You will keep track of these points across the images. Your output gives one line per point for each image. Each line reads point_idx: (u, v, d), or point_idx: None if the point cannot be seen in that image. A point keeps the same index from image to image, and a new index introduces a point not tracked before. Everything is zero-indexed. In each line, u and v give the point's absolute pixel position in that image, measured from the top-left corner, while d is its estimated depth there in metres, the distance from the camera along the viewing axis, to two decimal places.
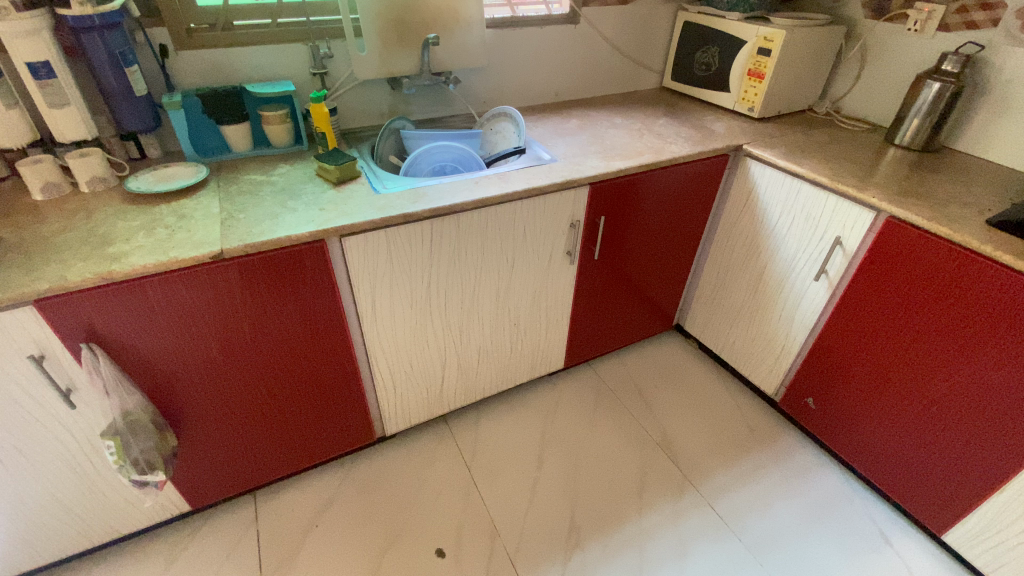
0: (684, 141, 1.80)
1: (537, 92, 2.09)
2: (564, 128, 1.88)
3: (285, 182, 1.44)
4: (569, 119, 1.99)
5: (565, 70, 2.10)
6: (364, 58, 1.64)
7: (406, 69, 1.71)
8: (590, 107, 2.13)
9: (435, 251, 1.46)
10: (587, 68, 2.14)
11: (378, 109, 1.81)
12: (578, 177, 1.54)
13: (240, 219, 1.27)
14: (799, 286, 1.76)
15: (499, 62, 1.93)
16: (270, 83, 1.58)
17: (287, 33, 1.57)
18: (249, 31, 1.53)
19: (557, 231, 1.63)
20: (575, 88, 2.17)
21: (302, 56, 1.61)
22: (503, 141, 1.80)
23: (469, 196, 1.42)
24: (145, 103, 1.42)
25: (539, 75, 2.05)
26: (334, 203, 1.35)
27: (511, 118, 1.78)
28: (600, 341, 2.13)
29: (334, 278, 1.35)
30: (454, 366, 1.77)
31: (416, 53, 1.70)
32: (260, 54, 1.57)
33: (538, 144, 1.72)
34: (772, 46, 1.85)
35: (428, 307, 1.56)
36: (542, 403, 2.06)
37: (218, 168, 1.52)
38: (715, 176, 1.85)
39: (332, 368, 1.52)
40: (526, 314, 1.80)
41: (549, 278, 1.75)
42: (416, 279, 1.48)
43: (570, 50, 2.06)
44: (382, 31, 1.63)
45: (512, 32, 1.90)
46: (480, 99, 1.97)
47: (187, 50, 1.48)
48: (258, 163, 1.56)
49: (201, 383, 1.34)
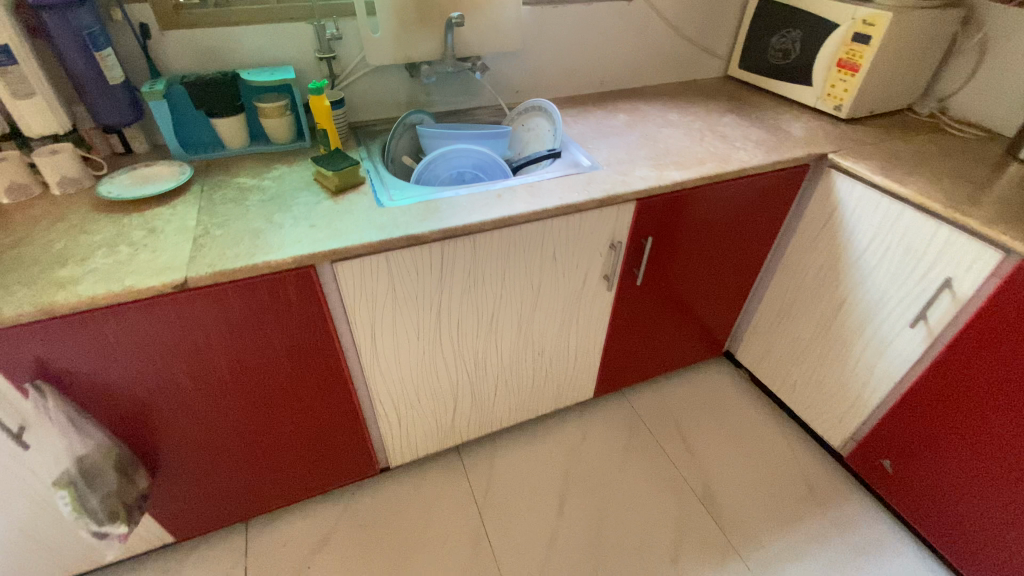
0: (754, 146, 1.49)
1: (578, 81, 1.80)
2: (608, 126, 1.60)
3: (277, 189, 1.23)
4: (615, 114, 1.70)
5: (614, 55, 1.80)
6: (377, 42, 1.41)
7: (425, 54, 1.47)
8: (641, 99, 1.83)
9: (447, 277, 1.23)
10: (640, 52, 1.84)
11: (394, 98, 1.57)
12: (622, 192, 1.27)
13: (215, 236, 1.07)
14: (887, 329, 1.46)
15: (535, 45, 1.66)
16: (268, 69, 1.37)
17: (287, 11, 1.35)
18: (245, 9, 1.33)
19: (593, 254, 1.38)
20: (623, 76, 1.87)
21: (305, 37, 1.39)
22: (536, 141, 1.53)
23: (488, 214, 1.18)
24: (124, 93, 1.24)
25: (583, 61, 1.76)
26: (327, 218, 1.14)
27: (547, 114, 1.52)
28: (637, 369, 1.88)
29: (324, 307, 1.14)
30: (467, 398, 1.56)
31: (437, 34, 1.46)
32: (258, 35, 1.35)
33: (577, 147, 1.45)
34: (873, 32, 1.50)
35: (438, 337, 1.35)
36: (567, 437, 1.84)
37: (207, 168, 1.33)
38: (789, 191, 1.54)
39: (326, 400, 1.34)
40: (553, 343, 1.56)
41: (581, 304, 1.50)
42: (423, 308, 1.27)
43: (620, 30, 1.76)
44: (398, 9, 1.39)
45: (553, 10, 1.62)
46: (512, 88, 1.71)
47: (174, 30, 1.28)
48: (251, 162, 1.36)
49: (174, 417, 1.19)
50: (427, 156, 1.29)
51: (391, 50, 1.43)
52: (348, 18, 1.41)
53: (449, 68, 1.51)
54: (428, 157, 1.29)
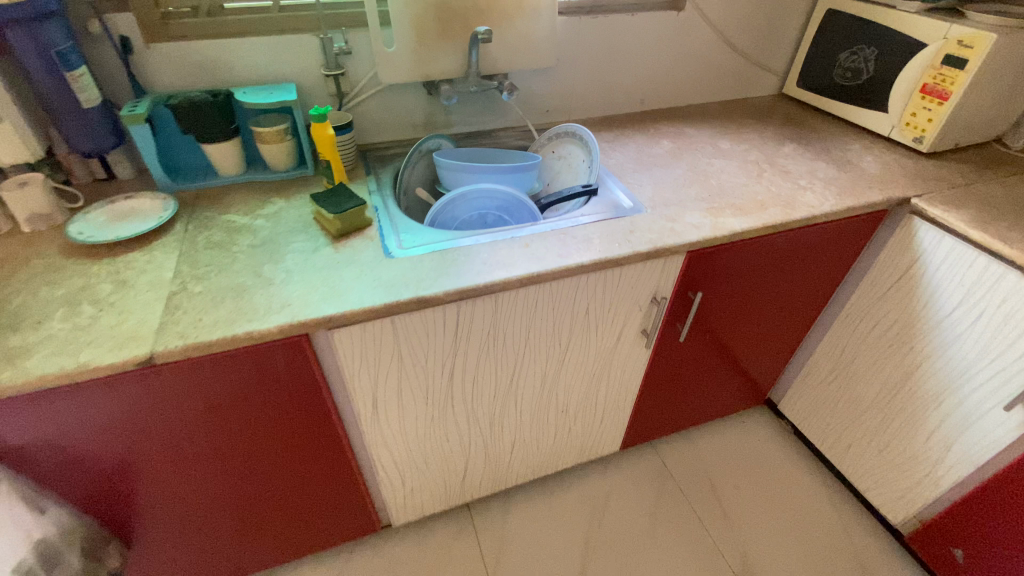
0: (823, 186, 1.28)
1: (616, 99, 1.61)
2: (650, 155, 1.40)
3: (270, 231, 1.07)
4: (658, 139, 1.51)
5: (657, 71, 1.60)
6: (392, 57, 1.24)
7: (445, 70, 1.29)
8: (686, 121, 1.63)
9: (462, 340, 1.05)
10: (686, 68, 1.63)
11: (410, 119, 1.40)
12: (671, 245, 1.08)
13: (192, 295, 0.91)
14: (973, 405, 1.25)
15: (569, 60, 1.47)
16: (267, 87, 1.20)
17: (290, 21, 1.19)
18: (243, 16, 1.17)
19: (632, 310, 1.19)
20: (666, 93, 1.66)
21: (309, 51, 1.22)
22: (569, 174, 1.35)
23: (513, 271, 0.99)
24: (103, 117, 1.08)
25: (622, 77, 1.57)
26: (324, 271, 0.97)
27: (583, 143, 1.33)
28: (669, 420, 1.70)
29: (318, 377, 0.98)
30: (480, 458, 1.39)
31: (460, 48, 1.28)
32: (257, 48, 1.19)
33: (616, 184, 1.26)
34: (969, 55, 1.28)
35: (451, 401, 1.18)
36: (589, 494, 1.67)
37: (195, 200, 1.17)
38: (859, 238, 1.33)
39: (321, 467, 1.19)
40: (579, 401, 1.39)
41: (614, 361, 1.32)
42: (433, 372, 1.10)
43: (665, 44, 1.56)
44: (416, 19, 1.22)
45: (591, 21, 1.43)
46: (541, 107, 1.52)
47: (161, 43, 1.12)
48: (245, 193, 1.20)
49: (148, 491, 1.04)
50: (445, 196, 1.11)
51: (408, 66, 1.26)
52: (359, 28, 1.23)
53: (472, 87, 1.33)
54: (447, 196, 1.11)
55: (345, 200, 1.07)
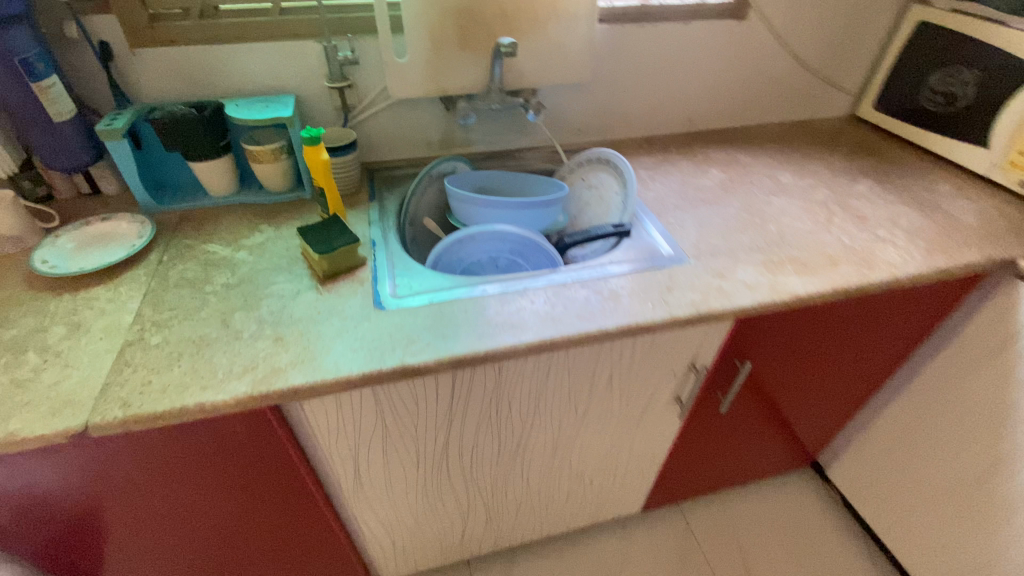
0: (906, 238, 1.07)
1: (660, 117, 1.41)
2: (696, 188, 1.21)
3: (250, 269, 0.94)
4: (706, 167, 1.31)
5: (709, 87, 1.40)
6: (404, 68, 1.09)
7: (463, 84, 1.14)
8: (739, 145, 1.42)
9: (459, 408, 0.90)
10: (744, 85, 1.42)
11: (424, 135, 1.26)
12: (717, 309, 0.89)
13: (148, 348, 0.79)
14: None
15: (608, 73, 1.29)
16: (263, 100, 1.08)
17: (292, 25, 1.05)
18: (240, 19, 1.03)
19: (663, 377, 1.01)
20: (718, 113, 1.46)
21: (312, 59, 1.08)
22: (600, 207, 1.17)
23: (521, 337, 0.82)
24: (80, 131, 0.97)
25: (668, 95, 1.37)
26: (301, 324, 0.83)
27: (618, 173, 1.15)
28: (699, 482, 1.50)
29: (290, 454, 0.84)
30: (481, 520, 1.25)
31: (482, 60, 1.12)
32: (253, 56, 1.06)
33: (653, 224, 1.08)
34: None
35: (446, 467, 1.03)
36: (602, 557, 1.50)
37: (178, 225, 1.05)
38: (945, 302, 1.11)
39: (298, 538, 1.05)
40: (596, 466, 1.22)
41: (639, 427, 1.14)
42: (426, 440, 0.95)
43: (721, 57, 1.35)
44: (433, 26, 1.07)
45: (636, 31, 1.24)
46: (573, 125, 1.35)
47: (148, 48, 1.00)
48: (233, 218, 1.07)
49: (99, 562, 0.92)
50: (452, 236, 0.95)
51: (421, 79, 1.12)
52: (369, 35, 1.09)
53: (493, 104, 1.17)
54: (453, 235, 0.95)
55: (335, 237, 0.92)
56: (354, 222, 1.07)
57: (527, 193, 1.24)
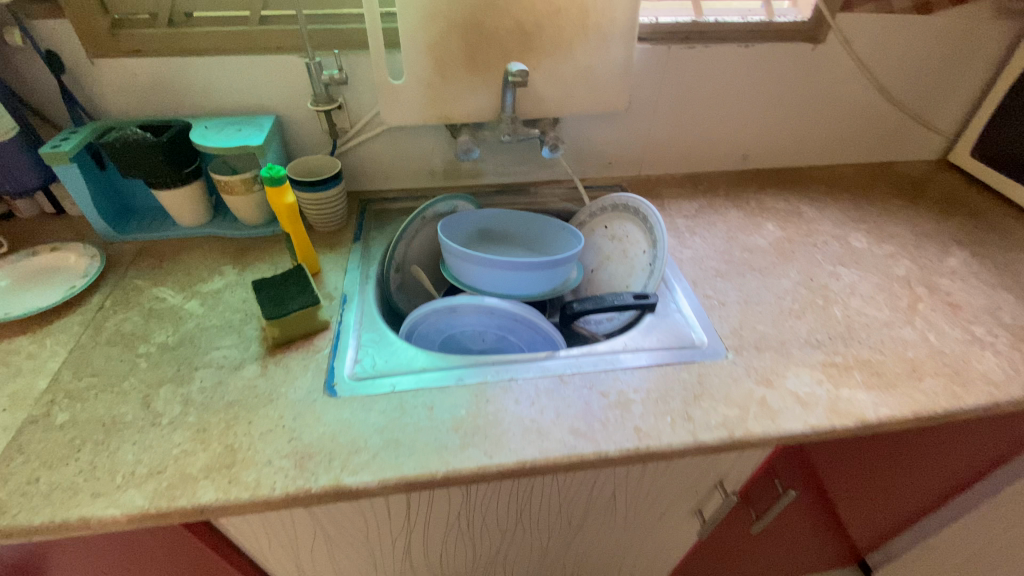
0: (1017, 342, 0.82)
1: (707, 153, 1.19)
2: (743, 249, 1.00)
3: (195, 325, 0.80)
4: (757, 219, 1.09)
5: (770, 120, 1.17)
6: (400, 91, 0.93)
7: (470, 111, 0.97)
8: (802, 191, 1.18)
9: (419, 521, 0.73)
10: (812, 119, 1.18)
11: (424, 163, 1.10)
12: (757, 434, 0.68)
13: (49, 430, 0.66)
14: None
15: (647, 101, 1.08)
16: (236, 121, 0.93)
17: (272, 37, 0.90)
18: (212, 28, 0.89)
19: (680, 493, 0.81)
20: (779, 149, 1.22)
21: (295, 76, 0.93)
22: (622, 265, 0.98)
23: (493, 458, 0.63)
24: (26, 151, 0.86)
25: (718, 127, 1.16)
26: (232, 411, 0.68)
27: (645, 226, 0.96)
28: None
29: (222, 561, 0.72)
30: None
31: (492, 84, 0.95)
32: (227, 70, 0.92)
33: (682, 296, 0.88)
34: None
35: (409, 569, 0.87)
36: None
37: (135, 259, 0.93)
38: None
39: None
40: (595, 567, 1.03)
41: (648, 536, 0.95)
42: (381, 546, 0.79)
43: (788, 85, 1.12)
44: (434, 43, 0.90)
45: (685, 54, 1.02)
46: (601, 158, 1.15)
47: (108, 57, 0.88)
48: (195, 254, 0.94)
49: None
50: (434, 304, 0.78)
51: (420, 104, 0.95)
52: (361, 50, 0.93)
53: (504, 137, 0.99)
54: (435, 304, 0.78)
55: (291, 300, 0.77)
56: (326, 273, 0.91)
57: (539, 240, 1.06)
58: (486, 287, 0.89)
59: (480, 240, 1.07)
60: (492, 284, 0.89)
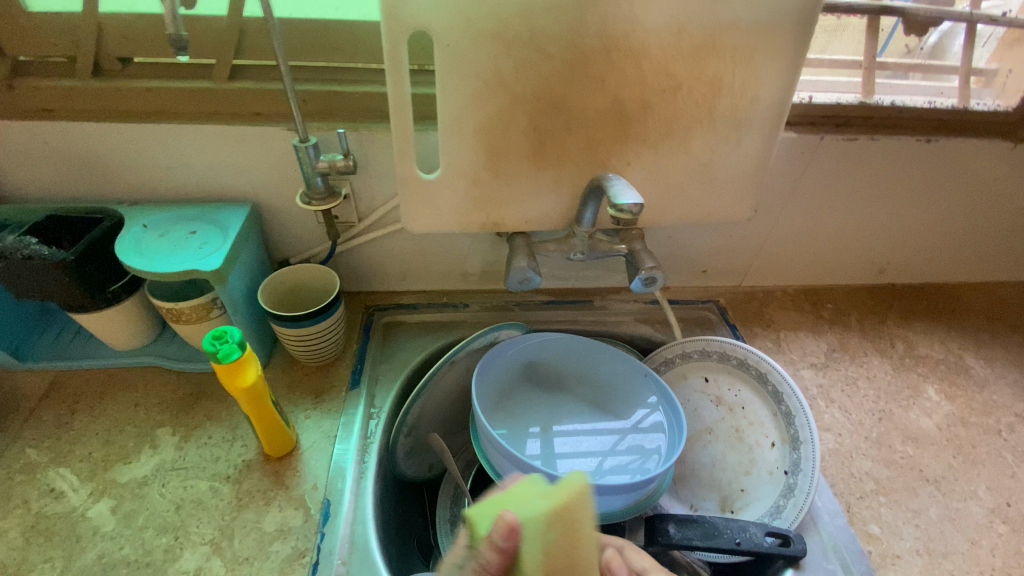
0: None
1: (833, 265, 0.89)
2: (903, 439, 0.70)
3: (96, 561, 0.52)
4: (910, 377, 0.78)
5: (927, 232, 0.86)
6: (432, 187, 0.64)
7: (528, 217, 0.67)
8: (960, 327, 0.87)
9: None
10: (985, 232, 0.87)
11: (454, 265, 0.80)
12: None
13: None
14: None
15: (772, 204, 0.78)
16: (191, 218, 0.64)
17: (247, 99, 0.61)
18: (158, 84, 0.60)
19: None
20: (927, 264, 0.91)
21: (279, 156, 0.63)
22: (734, 454, 0.68)
23: None
24: None
25: (855, 237, 0.85)
26: None
27: (781, 409, 0.65)
28: None
29: None
30: None
31: (567, 183, 0.65)
32: (179, 144, 0.62)
33: (833, 542, 0.59)
34: None
35: None
36: None
37: (37, 408, 0.65)
38: None
39: None
40: None
41: None
42: None
43: (966, 191, 0.80)
44: (490, 126, 0.60)
45: (838, 146, 0.72)
46: (693, 266, 0.85)
47: (7, 119, 0.60)
48: (123, 401, 0.66)
49: None
50: None
51: (460, 205, 0.65)
52: (380, 123, 0.63)
53: (575, 259, 0.70)
54: None
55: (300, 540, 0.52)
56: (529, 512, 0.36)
57: (606, 385, 0.75)
58: None
59: (526, 380, 0.76)
60: None
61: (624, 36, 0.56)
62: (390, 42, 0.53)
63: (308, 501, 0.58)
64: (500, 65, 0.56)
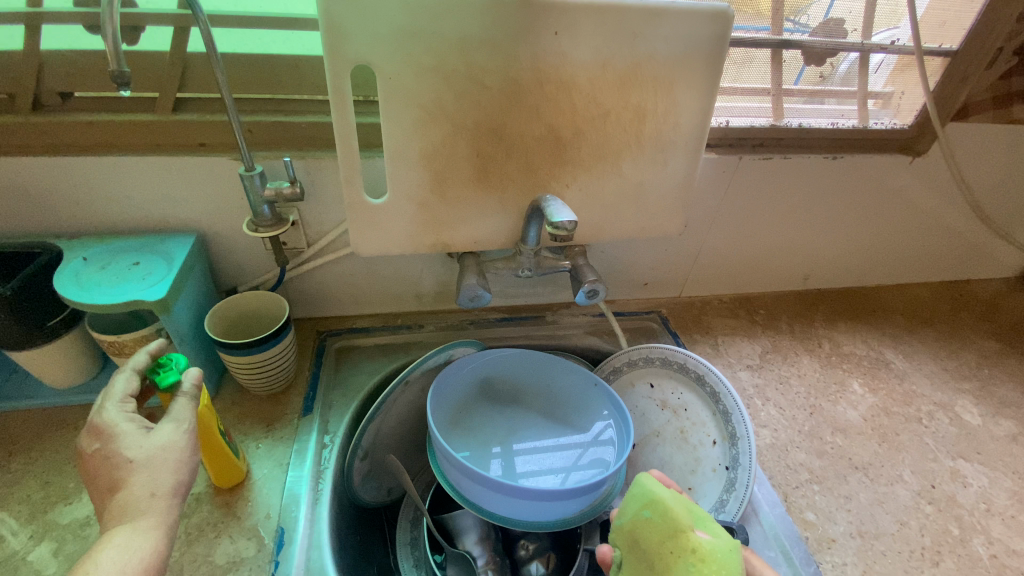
0: None
1: (765, 274, 0.96)
2: (833, 430, 0.76)
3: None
4: (838, 373, 0.85)
5: (844, 239, 0.94)
6: (381, 211, 0.66)
7: (474, 237, 0.70)
8: (880, 325, 0.95)
9: None
10: (893, 238, 0.96)
11: (407, 287, 0.82)
12: None
13: None
14: None
15: (702, 219, 0.84)
16: (134, 249, 0.63)
17: (193, 131, 0.62)
18: (100, 117, 0.60)
19: None
20: (846, 270, 1.00)
21: (226, 185, 0.64)
22: (680, 454, 0.72)
23: None
24: None
25: (781, 246, 0.92)
26: None
27: (721, 408, 0.69)
28: None
29: None
30: None
31: (511, 205, 0.68)
32: (120, 175, 0.62)
33: (772, 530, 0.63)
34: None
35: None
36: None
37: None
38: None
39: None
40: None
41: None
42: None
43: (873, 202, 0.89)
44: (435, 153, 0.63)
45: (757, 163, 0.79)
46: (637, 279, 0.90)
47: None
48: (64, 440, 0.63)
49: None
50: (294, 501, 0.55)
51: (409, 228, 0.68)
52: (328, 152, 0.65)
53: (522, 275, 0.72)
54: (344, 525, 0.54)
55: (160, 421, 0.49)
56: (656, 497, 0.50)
57: (559, 397, 0.77)
58: (498, 512, 0.61)
59: (481, 396, 0.78)
60: (507, 509, 0.61)
61: (556, 69, 0.60)
62: (333, 74, 0.55)
63: (260, 529, 0.57)
64: (441, 94, 0.59)
